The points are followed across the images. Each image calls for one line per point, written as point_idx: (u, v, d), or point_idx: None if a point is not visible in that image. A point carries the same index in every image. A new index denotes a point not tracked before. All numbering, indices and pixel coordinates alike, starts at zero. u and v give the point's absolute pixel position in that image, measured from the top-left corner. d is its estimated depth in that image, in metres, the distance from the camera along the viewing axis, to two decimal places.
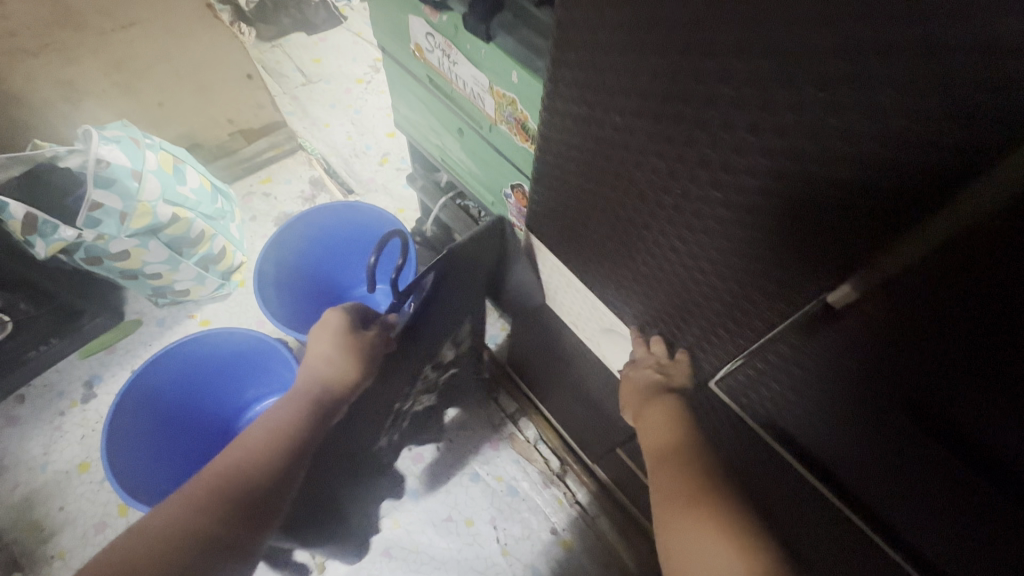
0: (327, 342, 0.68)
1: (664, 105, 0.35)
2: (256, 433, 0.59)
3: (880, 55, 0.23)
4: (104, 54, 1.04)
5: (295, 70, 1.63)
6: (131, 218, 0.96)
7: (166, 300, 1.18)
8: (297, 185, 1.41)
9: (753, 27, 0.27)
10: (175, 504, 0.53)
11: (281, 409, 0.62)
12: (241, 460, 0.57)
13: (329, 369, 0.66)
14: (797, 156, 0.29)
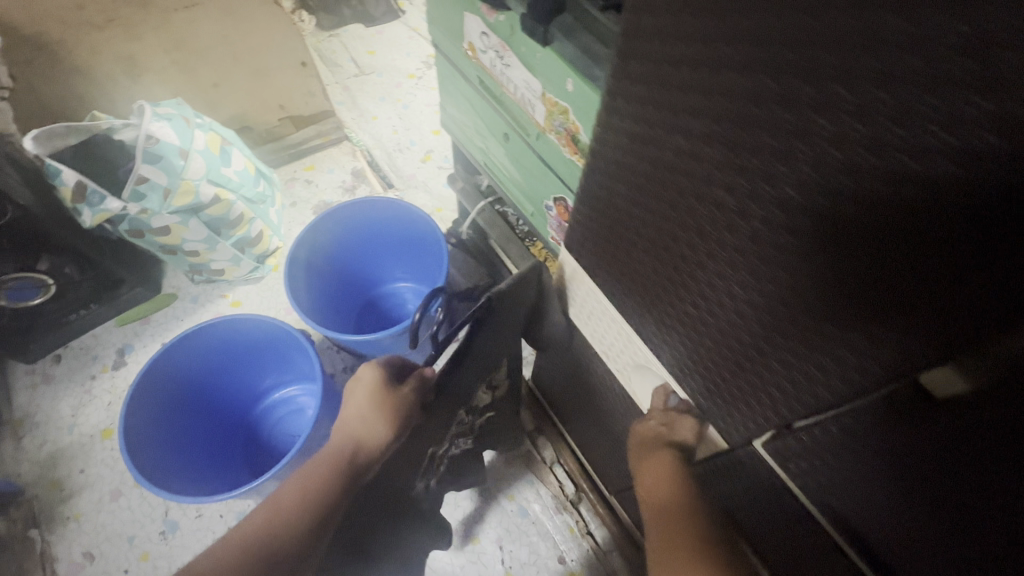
0: (364, 395, 0.68)
1: (733, 129, 0.31)
2: (290, 489, 0.60)
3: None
4: (166, 32, 1.06)
5: (350, 61, 1.64)
6: (174, 197, 0.97)
7: (202, 277, 1.20)
8: (339, 175, 1.41)
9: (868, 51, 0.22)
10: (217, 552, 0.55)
11: (314, 467, 0.62)
12: (278, 513, 0.58)
13: (362, 427, 0.66)
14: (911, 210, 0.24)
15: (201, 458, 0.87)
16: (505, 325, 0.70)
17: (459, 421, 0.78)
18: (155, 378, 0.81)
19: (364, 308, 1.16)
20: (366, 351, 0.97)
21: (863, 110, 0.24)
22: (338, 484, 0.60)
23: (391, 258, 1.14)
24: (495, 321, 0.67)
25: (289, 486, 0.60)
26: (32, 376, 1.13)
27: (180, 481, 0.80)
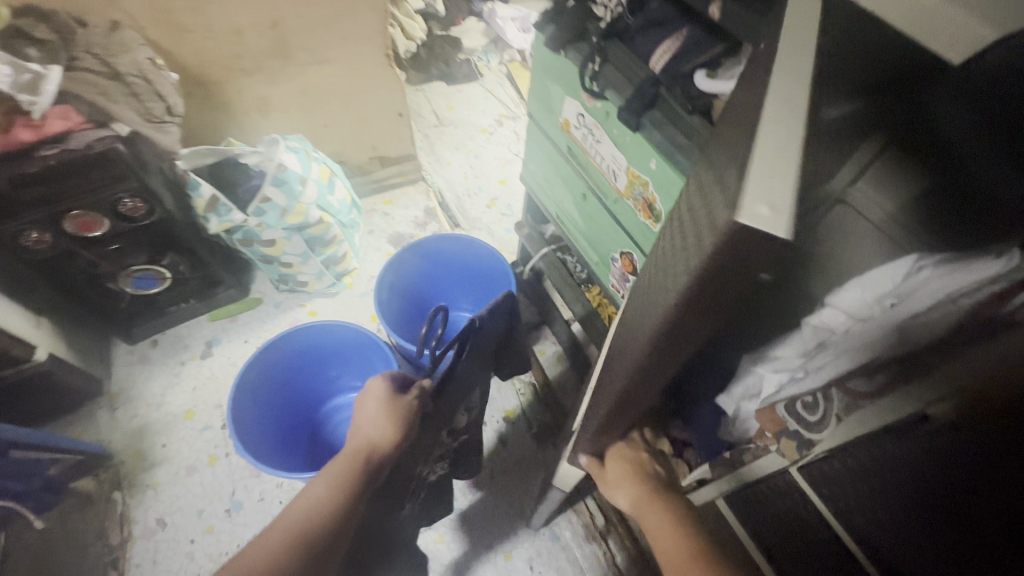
0: (374, 404, 0.74)
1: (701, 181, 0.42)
2: (316, 489, 0.63)
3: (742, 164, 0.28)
4: (298, 80, 1.26)
5: (431, 113, 1.85)
6: (289, 215, 1.14)
7: (286, 287, 1.35)
8: (412, 211, 1.58)
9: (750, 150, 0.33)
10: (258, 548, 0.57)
11: (331, 473, 0.65)
12: (310, 507, 0.62)
13: (375, 431, 0.71)
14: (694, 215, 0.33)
15: (274, 444, 0.95)
16: (484, 350, 0.88)
17: (443, 445, 0.87)
18: (257, 371, 0.94)
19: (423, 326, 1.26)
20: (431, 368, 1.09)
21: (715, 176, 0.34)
22: (355, 486, 0.64)
23: (458, 287, 1.28)
24: (477, 347, 0.85)
25: (313, 490, 0.63)
26: (130, 355, 1.27)
27: (269, 456, 0.91)
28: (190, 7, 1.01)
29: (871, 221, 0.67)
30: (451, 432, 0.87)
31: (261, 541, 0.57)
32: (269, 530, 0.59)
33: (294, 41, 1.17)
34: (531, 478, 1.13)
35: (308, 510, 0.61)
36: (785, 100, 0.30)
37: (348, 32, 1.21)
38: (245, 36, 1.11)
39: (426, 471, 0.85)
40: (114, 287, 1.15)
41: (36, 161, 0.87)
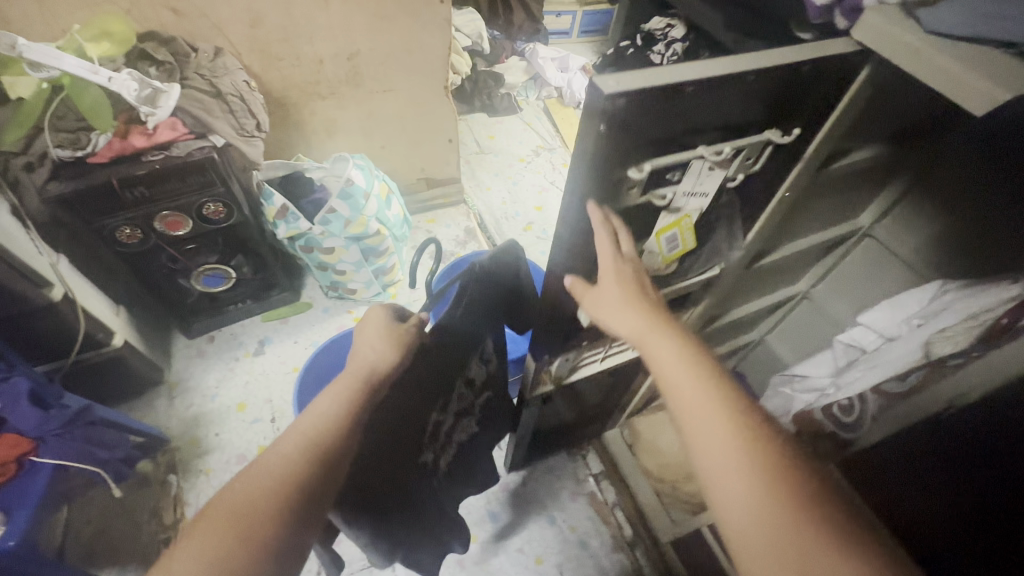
0: (375, 330, 0.62)
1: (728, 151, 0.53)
2: (320, 412, 0.54)
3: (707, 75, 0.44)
4: (364, 106, 1.38)
5: (473, 141, 1.98)
6: (351, 225, 1.23)
7: (335, 293, 1.44)
8: (454, 230, 1.68)
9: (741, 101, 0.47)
10: (241, 496, 0.48)
11: (333, 393, 0.56)
12: (299, 440, 0.52)
13: (371, 354, 0.60)
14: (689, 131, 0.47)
15: None
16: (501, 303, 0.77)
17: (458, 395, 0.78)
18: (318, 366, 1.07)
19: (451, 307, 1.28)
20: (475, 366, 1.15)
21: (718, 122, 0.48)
22: (361, 407, 0.55)
23: None
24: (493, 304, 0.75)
25: (315, 412, 0.54)
26: (189, 348, 1.35)
27: None
28: (283, 39, 1.15)
29: (900, 255, 0.85)
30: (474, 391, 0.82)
31: (263, 466, 0.50)
32: (248, 476, 0.49)
33: (365, 72, 1.30)
34: (562, 486, 1.18)
35: (310, 433, 0.52)
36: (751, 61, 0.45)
37: (414, 65, 1.34)
38: (325, 66, 1.25)
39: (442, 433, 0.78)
40: (186, 283, 1.25)
41: (144, 165, 0.98)
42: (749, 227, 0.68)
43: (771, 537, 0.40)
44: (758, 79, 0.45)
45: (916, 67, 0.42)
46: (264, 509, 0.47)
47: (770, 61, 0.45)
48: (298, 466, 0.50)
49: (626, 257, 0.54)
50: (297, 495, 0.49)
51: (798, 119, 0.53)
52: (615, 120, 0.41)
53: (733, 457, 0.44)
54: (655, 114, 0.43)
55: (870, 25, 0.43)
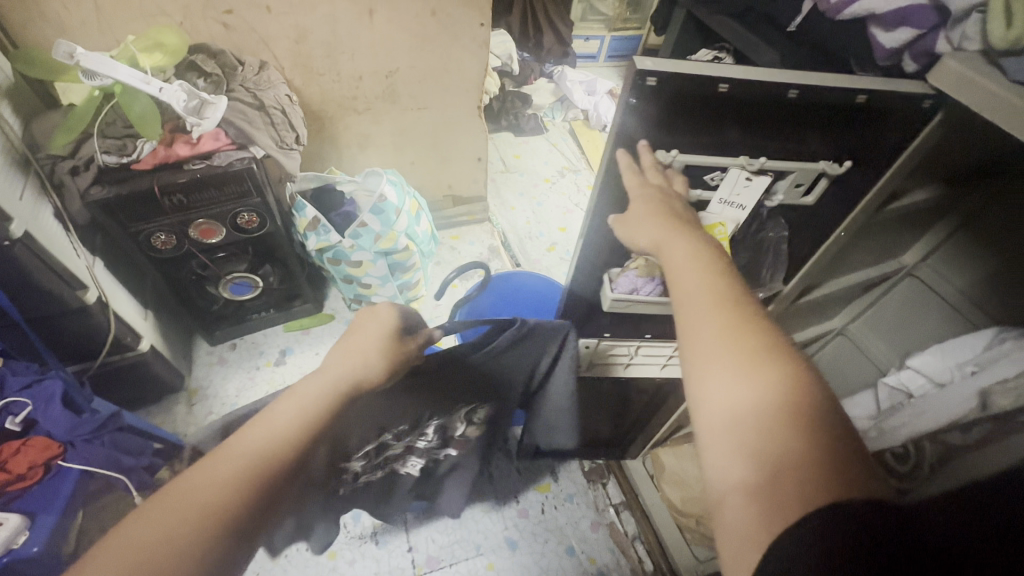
0: (377, 331, 0.57)
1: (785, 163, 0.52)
2: (280, 421, 0.48)
3: (752, 83, 0.45)
4: (398, 122, 1.40)
5: (498, 159, 1.99)
6: (381, 240, 1.23)
7: (358, 305, 1.44)
8: (478, 247, 1.68)
9: (793, 112, 0.47)
10: (174, 507, 0.42)
11: (300, 397, 0.51)
12: (257, 444, 0.47)
13: (360, 367, 0.54)
14: (732, 131, 0.49)
15: None
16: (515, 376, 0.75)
17: (421, 433, 0.77)
18: None
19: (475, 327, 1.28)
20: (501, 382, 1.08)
21: (767, 130, 0.49)
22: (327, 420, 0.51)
23: None
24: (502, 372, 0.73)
25: (274, 415, 0.49)
26: (209, 356, 1.36)
27: None
28: (326, 54, 1.17)
29: (943, 295, 0.82)
30: (446, 435, 0.81)
31: (199, 477, 0.44)
32: (185, 482, 0.43)
33: (401, 89, 1.32)
34: (582, 515, 1.15)
35: (261, 444, 0.47)
36: (803, 76, 0.45)
37: (449, 83, 1.36)
38: (363, 82, 1.26)
39: (382, 454, 0.77)
40: (213, 291, 1.26)
41: (184, 173, 0.99)
42: (799, 264, 0.67)
43: (742, 414, 0.41)
44: (805, 98, 0.46)
45: (1003, 118, 0.41)
46: (185, 535, 0.40)
47: (829, 87, 0.46)
48: (235, 487, 0.44)
49: (652, 183, 0.52)
50: (229, 514, 0.43)
51: (855, 152, 0.52)
52: (631, 96, 0.46)
53: (723, 349, 0.44)
54: (691, 104, 0.47)
55: (949, 72, 0.43)
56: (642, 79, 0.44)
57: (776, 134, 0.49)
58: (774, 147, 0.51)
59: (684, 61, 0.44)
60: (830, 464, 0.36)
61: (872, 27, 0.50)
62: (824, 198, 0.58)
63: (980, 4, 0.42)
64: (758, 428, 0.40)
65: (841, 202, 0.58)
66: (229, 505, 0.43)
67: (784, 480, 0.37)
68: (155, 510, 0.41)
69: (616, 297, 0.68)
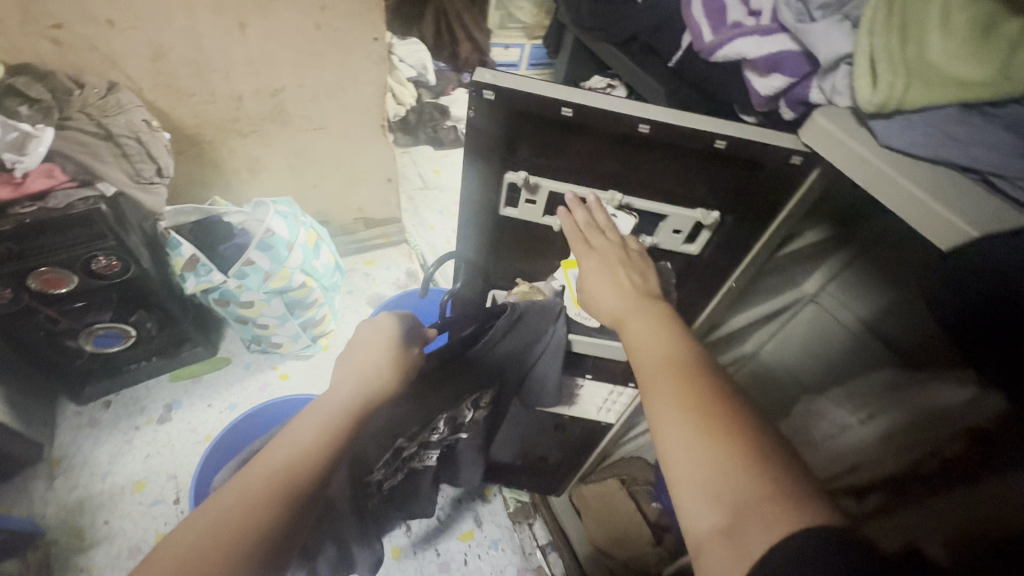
0: (378, 350, 0.53)
1: (654, 192, 0.50)
2: (302, 439, 0.48)
3: (591, 115, 0.43)
4: (291, 144, 1.27)
5: (417, 175, 1.87)
6: (272, 279, 1.10)
7: (257, 347, 1.28)
8: (394, 273, 1.56)
9: (640, 143, 0.46)
10: (215, 514, 0.43)
11: (317, 415, 0.50)
12: (284, 461, 0.46)
13: (376, 384, 0.52)
14: (583, 150, 0.47)
15: None
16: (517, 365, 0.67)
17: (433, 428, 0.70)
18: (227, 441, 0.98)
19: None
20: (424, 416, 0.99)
21: (621, 155, 0.47)
22: (344, 444, 0.49)
23: None
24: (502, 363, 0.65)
25: (293, 437, 0.48)
26: (78, 418, 1.18)
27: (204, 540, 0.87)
28: (193, 74, 1.03)
29: (842, 322, 0.77)
30: (456, 424, 0.73)
31: (225, 496, 0.44)
32: (224, 495, 0.44)
33: (290, 109, 1.19)
34: (508, 560, 1.08)
35: (282, 463, 0.46)
36: (650, 111, 0.43)
37: (347, 102, 1.24)
38: (243, 101, 1.13)
39: (401, 457, 0.70)
40: (73, 345, 1.08)
41: (8, 219, 0.82)
42: (698, 313, 0.62)
43: (696, 460, 0.38)
44: (654, 134, 0.43)
45: (874, 185, 0.37)
46: (215, 559, 0.40)
47: (681, 126, 0.43)
48: (262, 505, 0.44)
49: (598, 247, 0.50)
50: (256, 534, 0.42)
51: (724, 197, 0.49)
52: (467, 111, 0.45)
53: (665, 396, 0.41)
54: (538, 124, 0.46)
55: (821, 130, 0.40)
56: (480, 92, 0.43)
57: (631, 157, 0.47)
58: (635, 173, 0.49)
59: (525, 79, 0.43)
60: (781, 498, 0.34)
61: (746, 71, 0.45)
62: (709, 247, 0.54)
63: (848, 56, 0.38)
64: (713, 474, 0.37)
65: (729, 252, 0.54)
66: (256, 523, 0.43)
67: (746, 517, 0.34)
68: (195, 520, 0.42)
69: None
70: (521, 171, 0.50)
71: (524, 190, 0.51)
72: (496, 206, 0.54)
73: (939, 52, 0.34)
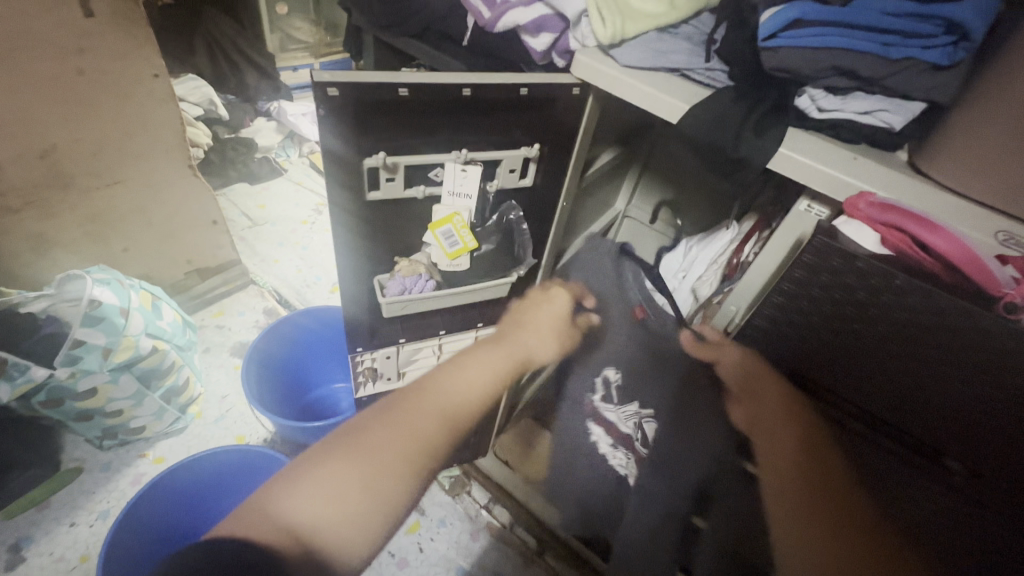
0: (548, 316, 0.69)
1: (489, 144, 0.59)
2: (471, 375, 0.53)
3: (425, 88, 0.50)
4: (83, 209, 1.12)
5: (241, 215, 1.75)
6: (114, 353, 0.98)
7: (113, 440, 1.13)
8: (250, 315, 1.48)
9: (469, 105, 0.54)
10: (403, 418, 0.47)
11: (486, 360, 0.56)
12: (451, 387, 0.51)
13: (541, 346, 0.64)
14: (426, 123, 0.54)
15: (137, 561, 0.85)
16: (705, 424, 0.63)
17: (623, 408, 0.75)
18: (159, 493, 0.88)
19: (301, 414, 1.19)
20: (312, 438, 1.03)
21: (456, 122, 0.55)
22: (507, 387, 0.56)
23: (330, 364, 1.26)
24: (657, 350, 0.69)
25: (464, 378, 0.53)
26: None
27: None
28: None
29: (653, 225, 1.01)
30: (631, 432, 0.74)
31: (412, 402, 0.48)
32: (415, 397, 0.49)
33: (72, 167, 1.06)
34: (458, 530, 1.11)
35: (454, 393, 0.51)
36: (472, 78, 0.52)
37: (141, 148, 1.14)
38: (4, 170, 0.97)
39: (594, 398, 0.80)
40: None
41: None
42: (547, 238, 0.76)
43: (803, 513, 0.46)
44: (477, 95, 0.53)
45: (629, 95, 0.52)
46: (401, 455, 0.45)
47: (492, 83, 0.53)
48: (436, 429, 0.47)
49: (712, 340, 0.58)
50: (428, 446, 0.47)
51: (538, 136, 0.61)
52: (317, 109, 0.48)
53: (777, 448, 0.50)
54: (380, 112, 0.51)
55: (586, 65, 0.55)
56: (323, 90, 0.47)
57: (467, 118, 0.56)
58: (472, 134, 0.57)
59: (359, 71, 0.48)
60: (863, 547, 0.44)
61: (523, 36, 0.58)
62: (540, 177, 0.66)
63: (584, 12, 0.53)
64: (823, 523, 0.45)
65: (553, 179, 0.67)
66: (438, 435, 0.47)
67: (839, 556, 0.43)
68: (375, 411, 0.47)
69: (387, 301, 0.65)
70: (379, 154, 0.54)
71: (383, 171, 0.56)
72: (362, 193, 0.57)
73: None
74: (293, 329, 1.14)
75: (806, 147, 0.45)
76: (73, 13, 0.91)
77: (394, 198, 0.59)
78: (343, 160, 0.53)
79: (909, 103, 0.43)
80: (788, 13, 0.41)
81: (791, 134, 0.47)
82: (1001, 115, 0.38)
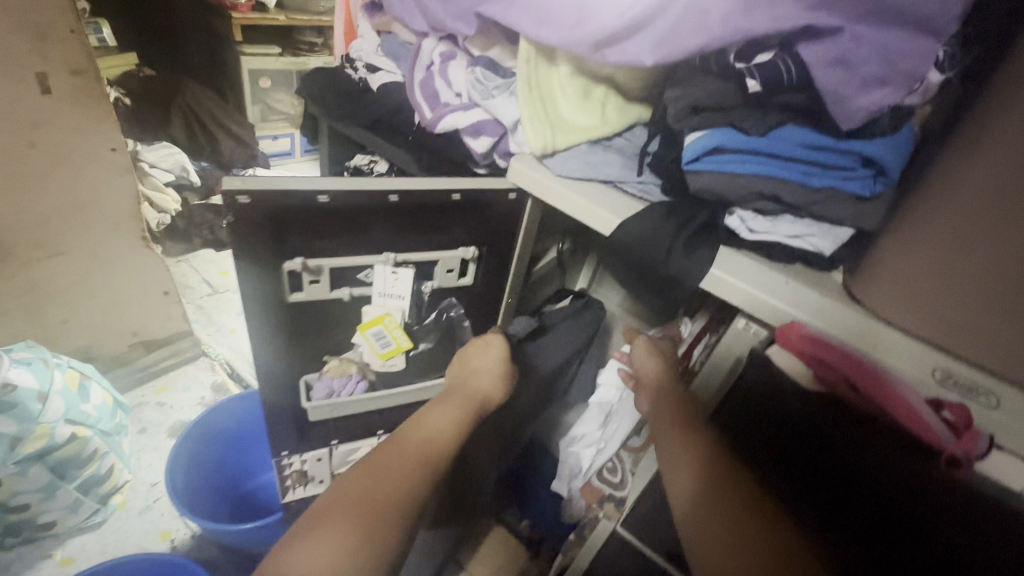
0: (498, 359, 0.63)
1: (423, 244, 0.57)
2: (436, 425, 0.54)
3: (349, 194, 0.49)
4: (19, 280, 1.07)
5: (201, 282, 1.70)
6: (23, 444, 0.89)
7: (15, 539, 1.00)
8: (196, 391, 1.39)
9: (400, 208, 0.53)
10: (376, 467, 0.48)
11: (448, 412, 0.56)
12: (424, 438, 0.52)
13: (490, 389, 0.61)
14: (353, 225, 0.52)
15: None
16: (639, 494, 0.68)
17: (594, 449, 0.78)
18: None
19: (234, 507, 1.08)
20: (242, 541, 0.92)
21: (387, 225, 0.53)
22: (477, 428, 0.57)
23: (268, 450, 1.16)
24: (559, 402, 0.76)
25: (432, 427, 0.54)
26: None
27: None
28: None
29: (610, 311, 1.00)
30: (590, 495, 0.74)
31: (382, 456, 0.49)
32: (393, 444, 0.51)
33: (13, 240, 1.01)
34: None
35: (425, 441, 0.52)
36: (403, 183, 0.51)
37: (91, 219, 1.11)
38: None
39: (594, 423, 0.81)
40: None
41: None
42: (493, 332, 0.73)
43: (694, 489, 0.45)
44: (407, 199, 0.52)
45: (564, 205, 0.51)
46: (379, 510, 0.45)
47: (424, 187, 0.52)
48: (410, 477, 0.48)
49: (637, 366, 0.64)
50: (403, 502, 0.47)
51: (475, 238, 0.60)
52: (228, 215, 0.46)
53: (680, 461, 0.47)
54: (301, 216, 0.49)
55: (523, 171, 0.54)
56: (234, 197, 0.45)
57: (400, 219, 0.54)
58: (405, 236, 0.55)
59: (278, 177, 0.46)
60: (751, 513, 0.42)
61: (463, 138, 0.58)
62: (480, 276, 0.64)
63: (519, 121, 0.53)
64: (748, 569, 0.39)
65: (495, 275, 0.65)
66: (408, 490, 0.47)
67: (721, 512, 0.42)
68: (352, 473, 0.48)
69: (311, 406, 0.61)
70: (297, 258, 0.52)
71: (306, 273, 0.53)
72: (282, 295, 0.53)
73: (567, 112, 0.50)
74: (229, 415, 1.07)
75: (740, 268, 0.45)
76: (30, 91, 0.91)
77: (318, 299, 0.56)
78: (259, 263, 0.50)
79: (836, 229, 0.42)
80: (710, 140, 0.41)
81: (722, 254, 0.46)
82: (921, 254, 0.36)
